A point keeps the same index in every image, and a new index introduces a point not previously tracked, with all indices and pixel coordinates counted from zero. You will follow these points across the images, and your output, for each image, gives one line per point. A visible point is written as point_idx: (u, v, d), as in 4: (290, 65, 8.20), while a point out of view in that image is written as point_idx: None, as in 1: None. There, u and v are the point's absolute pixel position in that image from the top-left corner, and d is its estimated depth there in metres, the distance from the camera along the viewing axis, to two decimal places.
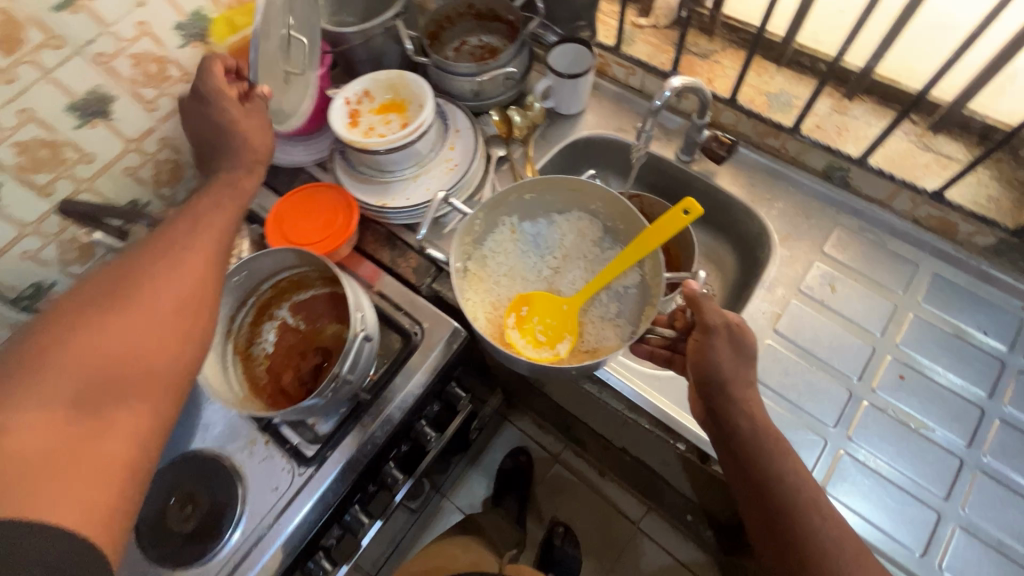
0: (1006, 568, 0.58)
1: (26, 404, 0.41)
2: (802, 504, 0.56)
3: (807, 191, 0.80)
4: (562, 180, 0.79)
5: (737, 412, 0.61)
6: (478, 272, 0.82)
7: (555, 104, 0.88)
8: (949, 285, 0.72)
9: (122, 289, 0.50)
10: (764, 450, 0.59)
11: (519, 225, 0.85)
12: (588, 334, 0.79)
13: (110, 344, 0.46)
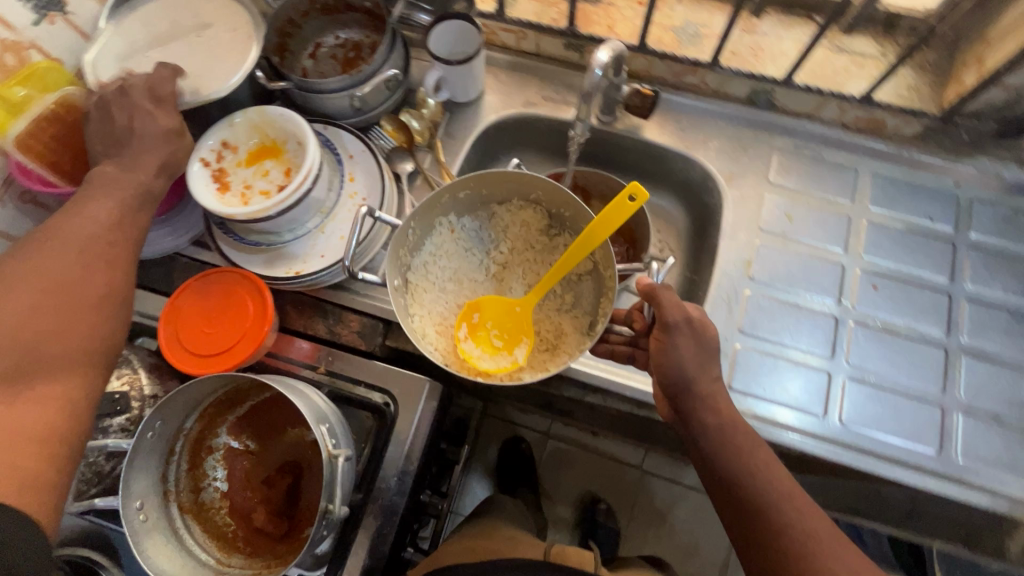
0: (1007, 435, 0.63)
1: None
2: (779, 502, 0.53)
3: (737, 121, 0.76)
4: (500, 172, 0.67)
5: (703, 410, 0.58)
6: (422, 282, 0.70)
7: (450, 93, 0.76)
8: (889, 181, 0.73)
9: (37, 271, 0.49)
10: (740, 451, 0.56)
11: (458, 222, 0.73)
12: (547, 332, 0.70)
13: (21, 331, 0.46)
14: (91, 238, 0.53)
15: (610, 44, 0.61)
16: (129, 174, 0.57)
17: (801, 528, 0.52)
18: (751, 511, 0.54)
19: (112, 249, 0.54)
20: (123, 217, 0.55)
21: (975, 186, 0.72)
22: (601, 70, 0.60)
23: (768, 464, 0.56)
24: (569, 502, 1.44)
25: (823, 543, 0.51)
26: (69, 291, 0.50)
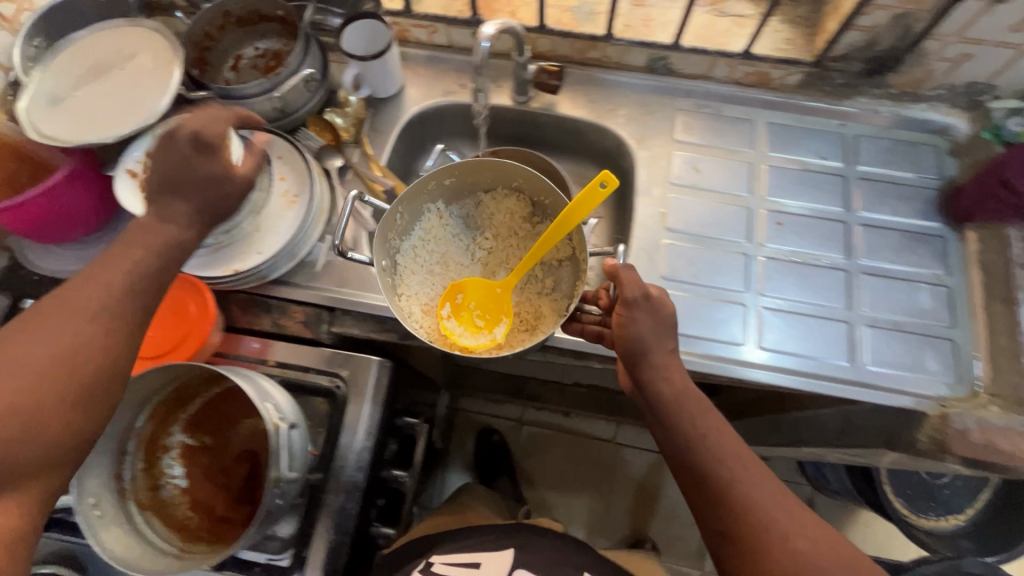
0: (906, 340, 0.69)
1: None
2: (728, 462, 0.56)
3: (641, 89, 0.82)
4: (481, 160, 0.71)
5: (659, 378, 0.61)
6: (411, 264, 0.74)
7: (371, 89, 0.80)
8: (782, 128, 0.80)
9: (25, 354, 0.44)
10: (689, 414, 0.59)
11: (446, 209, 0.77)
12: (526, 313, 0.74)
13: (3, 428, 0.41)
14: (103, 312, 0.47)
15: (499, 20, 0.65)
16: (163, 227, 0.52)
17: (749, 484, 0.55)
18: (703, 471, 0.57)
19: (112, 335, 0.47)
20: (133, 298, 0.49)
21: (856, 124, 0.79)
22: (490, 43, 0.64)
23: (717, 427, 0.59)
24: (549, 483, 1.47)
25: (769, 496, 0.55)
26: (51, 381, 0.44)
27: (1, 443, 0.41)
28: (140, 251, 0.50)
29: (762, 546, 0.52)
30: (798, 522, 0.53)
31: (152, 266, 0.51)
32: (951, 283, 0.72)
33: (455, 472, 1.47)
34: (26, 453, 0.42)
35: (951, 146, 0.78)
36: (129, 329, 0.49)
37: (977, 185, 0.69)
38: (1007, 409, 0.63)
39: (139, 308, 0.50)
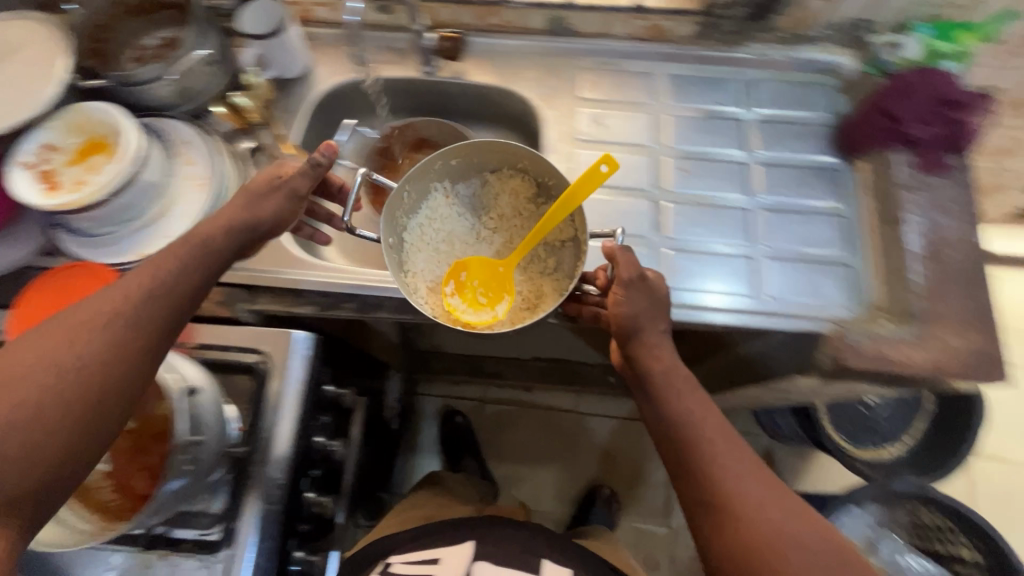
0: (805, 268, 0.72)
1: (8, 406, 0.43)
2: (712, 437, 0.58)
3: (544, 51, 0.83)
4: (487, 142, 0.72)
5: (648, 355, 0.63)
6: (417, 241, 0.76)
7: (276, 73, 0.81)
8: (681, 79, 0.82)
9: (106, 325, 0.48)
10: (680, 391, 0.61)
11: (453, 188, 0.78)
12: (527, 292, 0.75)
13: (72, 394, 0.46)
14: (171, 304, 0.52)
15: None
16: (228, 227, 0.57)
17: (728, 455, 0.57)
18: (684, 443, 0.58)
19: (138, 358, 0.49)
20: (150, 324, 0.50)
21: (752, 70, 0.82)
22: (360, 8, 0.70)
23: (704, 405, 0.60)
24: (517, 459, 1.49)
25: (743, 466, 0.57)
26: (124, 357, 0.49)
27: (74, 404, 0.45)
28: (160, 275, 0.52)
29: (738, 513, 0.54)
30: (775, 496, 0.55)
31: (168, 289, 0.52)
32: (844, 211, 0.74)
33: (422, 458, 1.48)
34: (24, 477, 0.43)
35: (841, 84, 0.81)
36: (144, 354, 0.50)
37: (862, 118, 0.73)
38: (895, 323, 0.66)
39: (154, 335, 0.50)
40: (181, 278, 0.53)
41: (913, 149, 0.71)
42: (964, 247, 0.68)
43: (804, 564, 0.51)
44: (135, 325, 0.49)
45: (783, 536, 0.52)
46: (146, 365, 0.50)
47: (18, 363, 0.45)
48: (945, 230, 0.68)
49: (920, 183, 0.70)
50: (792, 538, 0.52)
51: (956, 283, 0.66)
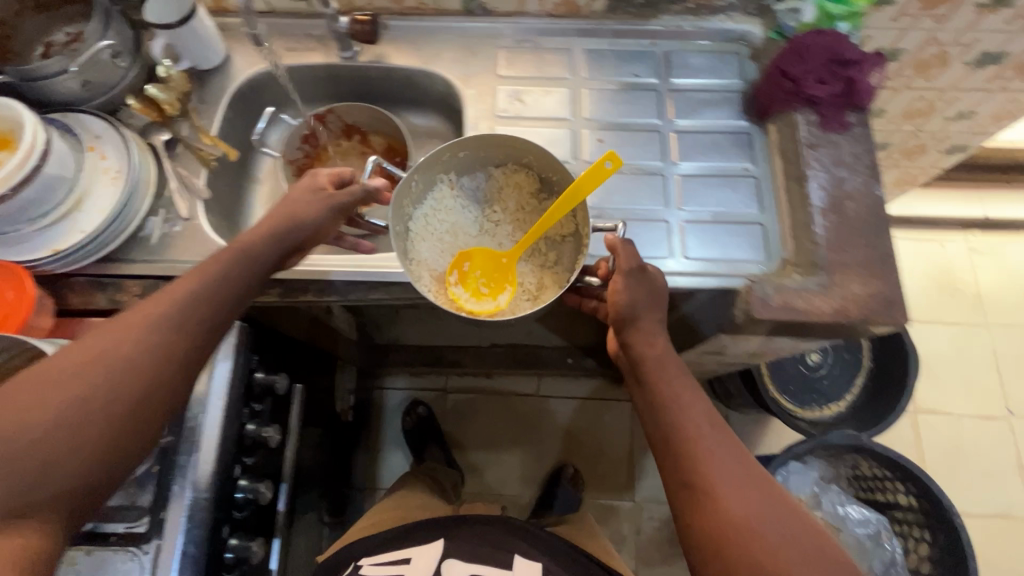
0: (720, 229, 0.75)
1: (74, 385, 0.48)
2: (698, 420, 0.59)
3: (462, 31, 0.84)
4: (494, 135, 0.73)
5: (642, 340, 0.65)
6: (422, 230, 0.77)
7: (191, 63, 0.80)
8: (597, 53, 0.84)
9: (162, 317, 0.53)
10: (674, 379, 0.62)
11: (458, 181, 0.79)
12: (528, 283, 0.76)
13: (129, 377, 0.50)
14: (219, 301, 0.57)
15: None
16: (274, 234, 0.62)
17: (712, 439, 0.58)
18: (669, 424, 0.59)
19: (185, 351, 0.54)
20: (192, 329, 0.55)
21: (666, 41, 0.85)
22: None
23: (696, 394, 0.62)
24: (481, 446, 1.50)
25: (725, 446, 0.57)
26: (177, 349, 0.53)
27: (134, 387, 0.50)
28: (203, 280, 0.57)
29: (718, 493, 0.54)
30: (754, 476, 0.56)
31: (206, 299, 0.56)
32: (757, 172, 0.78)
33: (387, 453, 1.48)
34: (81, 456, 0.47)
35: (751, 52, 0.84)
36: (187, 357, 0.54)
37: (767, 82, 0.76)
38: (804, 274, 0.69)
39: (193, 339, 0.55)
40: (216, 287, 0.57)
41: (814, 108, 0.74)
42: (865, 198, 0.71)
43: (777, 538, 0.52)
44: (179, 328, 0.54)
45: (761, 516, 0.53)
46: (187, 366, 0.54)
47: (77, 357, 0.49)
48: (847, 184, 0.71)
49: (823, 140, 0.73)
50: (769, 518, 0.53)
51: (858, 233, 0.69)
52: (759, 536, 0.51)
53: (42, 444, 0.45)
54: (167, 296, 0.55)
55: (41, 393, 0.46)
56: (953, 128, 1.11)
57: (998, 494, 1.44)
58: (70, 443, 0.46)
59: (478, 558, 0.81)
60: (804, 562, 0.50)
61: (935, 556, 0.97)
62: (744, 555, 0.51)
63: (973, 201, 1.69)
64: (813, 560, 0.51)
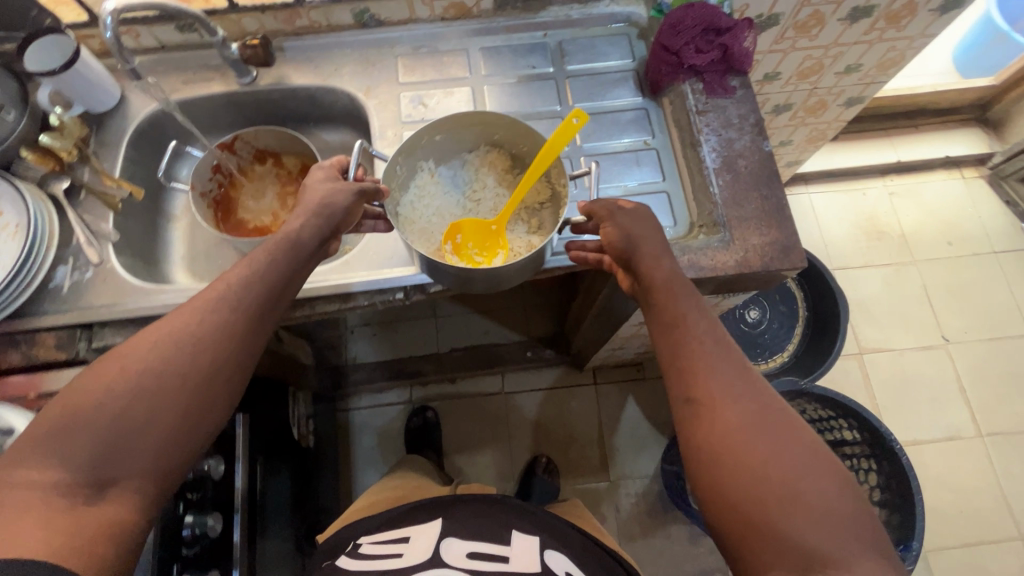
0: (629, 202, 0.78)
1: (151, 363, 0.53)
2: (704, 336, 0.59)
3: (358, 45, 0.86)
4: (466, 114, 0.74)
5: (649, 264, 0.64)
6: (410, 216, 0.77)
7: (85, 106, 0.79)
8: (494, 50, 0.87)
9: (223, 302, 0.58)
10: (683, 300, 0.62)
11: (436, 169, 0.81)
12: (520, 246, 0.76)
13: (197, 359, 0.54)
14: (272, 287, 0.61)
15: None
16: (315, 219, 0.66)
17: (716, 354, 0.58)
18: (678, 345, 0.59)
19: (245, 334, 0.58)
20: (245, 310, 0.58)
21: (558, 31, 0.88)
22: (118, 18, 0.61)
23: (706, 316, 0.61)
24: (453, 450, 1.50)
25: (728, 364, 0.57)
26: (236, 335, 0.57)
27: (204, 368, 0.54)
28: (253, 268, 0.61)
29: (718, 403, 0.54)
30: (755, 392, 0.55)
31: (256, 283, 0.60)
32: (657, 144, 0.81)
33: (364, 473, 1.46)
34: (159, 429, 0.51)
35: (639, 31, 0.88)
36: (244, 337, 0.58)
37: (653, 58, 0.79)
38: (709, 234, 0.72)
39: (246, 321, 0.58)
40: (264, 272, 0.61)
41: (699, 77, 0.78)
42: (755, 155, 0.75)
43: (773, 448, 0.51)
44: (235, 312, 0.58)
45: (762, 424, 0.52)
46: (247, 346, 0.58)
47: (154, 335, 0.54)
48: (737, 143, 0.75)
49: (711, 105, 0.77)
50: (767, 427, 0.52)
51: (753, 187, 0.73)
52: (754, 443, 0.51)
53: (128, 415, 0.50)
54: (227, 284, 0.59)
55: (125, 367, 0.52)
56: (844, 81, 1.18)
57: (946, 417, 1.52)
58: (147, 419, 0.51)
59: (478, 535, 0.80)
60: (801, 464, 0.50)
61: (880, 484, 1.03)
62: (740, 457, 0.51)
63: (886, 148, 1.78)
64: (811, 463, 0.50)
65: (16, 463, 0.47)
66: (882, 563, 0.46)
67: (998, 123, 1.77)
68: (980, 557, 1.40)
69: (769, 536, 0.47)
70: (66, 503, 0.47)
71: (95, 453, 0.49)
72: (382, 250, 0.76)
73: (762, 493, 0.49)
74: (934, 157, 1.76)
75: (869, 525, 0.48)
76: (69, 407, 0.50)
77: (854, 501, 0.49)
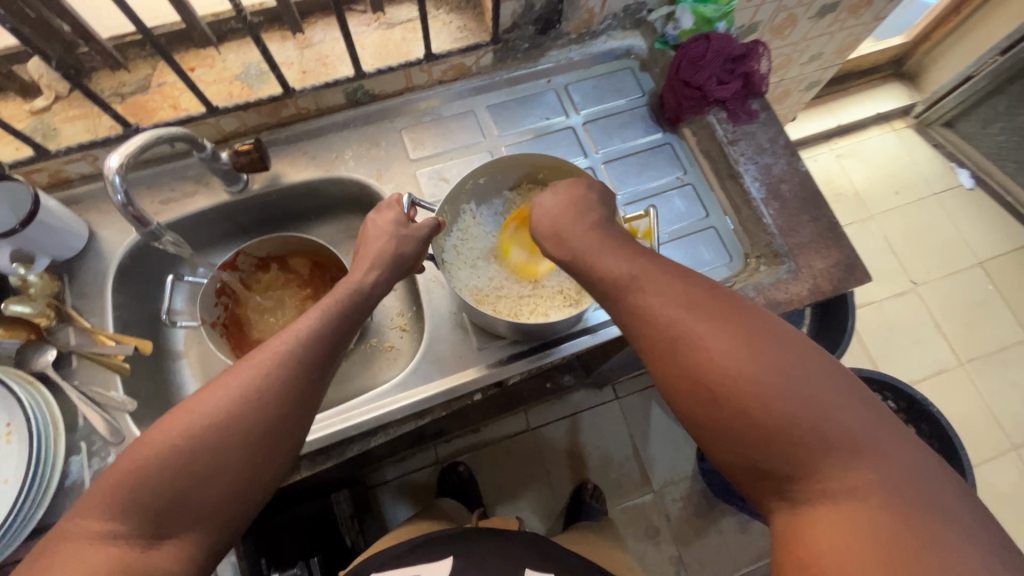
0: (680, 243, 0.76)
1: (211, 409, 0.43)
2: (639, 269, 0.52)
3: (354, 125, 0.78)
4: (511, 156, 0.68)
5: (580, 221, 0.58)
6: (456, 261, 0.70)
7: (50, 256, 0.66)
8: (501, 107, 0.81)
9: (294, 340, 0.48)
10: (617, 254, 0.54)
11: (479, 209, 0.74)
12: (569, 290, 0.69)
13: (270, 407, 0.45)
14: (345, 321, 0.53)
15: (131, 143, 0.54)
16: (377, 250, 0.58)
17: (661, 282, 0.50)
18: (612, 280, 0.52)
19: (314, 373, 0.49)
20: (317, 354, 0.49)
21: (561, 76, 0.84)
22: (126, 173, 0.53)
23: (640, 254, 0.54)
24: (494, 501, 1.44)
25: (676, 293, 0.49)
26: (307, 375, 0.48)
27: (269, 413, 0.45)
28: (328, 304, 0.53)
29: (658, 329, 0.48)
30: (711, 315, 0.46)
31: (332, 334, 0.51)
32: (690, 179, 0.80)
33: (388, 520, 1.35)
34: (218, 483, 0.42)
35: (640, 63, 0.85)
36: (308, 393, 0.48)
37: (672, 92, 0.77)
38: (772, 265, 0.72)
39: (317, 374, 0.49)
40: (342, 321, 0.53)
41: (722, 105, 0.76)
42: (795, 177, 0.75)
43: (747, 376, 0.42)
44: (308, 365, 0.48)
45: (705, 334, 0.45)
46: (315, 402, 0.49)
47: (219, 383, 0.45)
48: (775, 168, 0.75)
49: (739, 133, 0.76)
50: (741, 349, 0.43)
51: (803, 210, 0.73)
52: (729, 374, 0.43)
53: (185, 466, 0.41)
54: (306, 322, 0.50)
55: (186, 415, 0.43)
56: (807, 69, 1.23)
57: (930, 353, 1.64)
58: (217, 475, 0.42)
59: None
60: (744, 374, 0.42)
61: (924, 444, 1.09)
62: (687, 383, 0.45)
63: (826, 114, 1.90)
64: (760, 364, 0.42)
65: (79, 509, 0.40)
66: (856, 458, 0.39)
67: (914, 75, 1.92)
68: (988, 475, 1.52)
69: (731, 462, 0.44)
70: (124, 565, 0.38)
71: (153, 515, 0.40)
72: (444, 350, 0.68)
73: (713, 417, 0.44)
74: (868, 116, 1.89)
75: (851, 424, 0.40)
76: (139, 456, 0.41)
77: (824, 397, 0.41)
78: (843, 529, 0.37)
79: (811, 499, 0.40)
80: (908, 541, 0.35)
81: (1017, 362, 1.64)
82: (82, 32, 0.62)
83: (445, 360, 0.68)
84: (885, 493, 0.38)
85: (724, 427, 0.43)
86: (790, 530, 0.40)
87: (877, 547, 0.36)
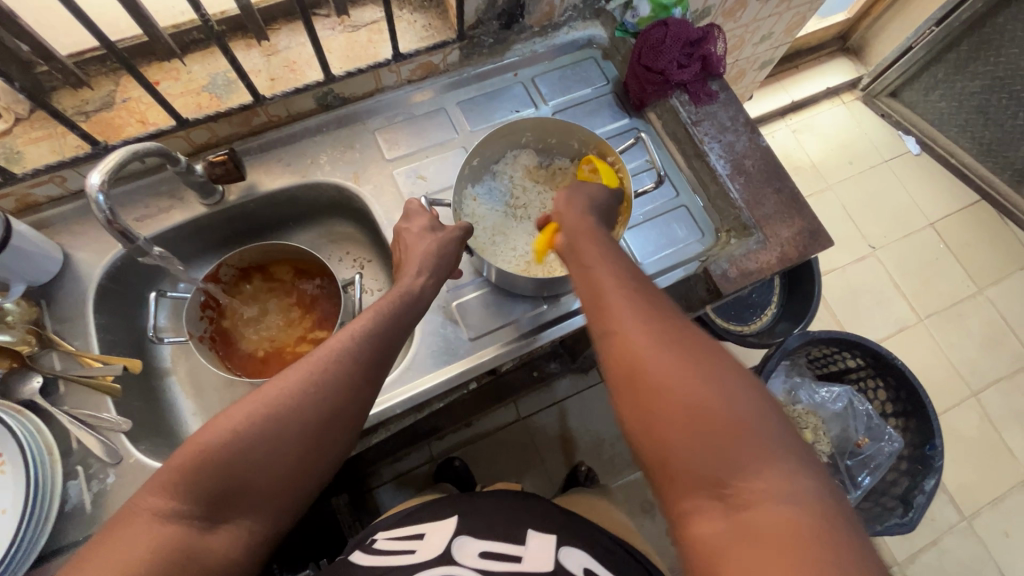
0: (654, 223, 0.79)
1: (269, 402, 0.47)
2: (620, 272, 0.54)
3: (327, 129, 0.78)
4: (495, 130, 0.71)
5: (581, 225, 0.59)
6: (481, 244, 0.72)
7: (27, 282, 0.65)
8: (471, 102, 0.83)
9: (353, 341, 0.52)
10: (600, 242, 0.57)
11: (474, 190, 0.76)
12: None
13: (322, 403, 0.48)
14: (396, 320, 0.55)
15: (112, 158, 0.55)
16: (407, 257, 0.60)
17: (629, 289, 0.52)
18: (590, 280, 0.54)
19: (366, 375, 0.52)
20: (371, 355, 0.52)
21: (527, 68, 0.85)
22: (108, 190, 0.54)
23: (614, 247, 0.57)
24: None
25: (638, 300, 0.51)
26: (361, 376, 0.51)
27: (320, 411, 0.48)
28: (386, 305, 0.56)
29: (624, 330, 0.49)
30: (667, 326, 0.48)
31: (384, 334, 0.54)
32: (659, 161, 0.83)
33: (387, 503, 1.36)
34: (271, 471, 0.45)
35: (603, 52, 0.88)
36: (357, 403, 0.51)
37: (636, 78, 0.80)
38: (741, 237, 0.76)
39: (371, 375, 0.52)
40: (395, 319, 0.55)
41: (684, 88, 0.80)
42: (757, 152, 0.78)
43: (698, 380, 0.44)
44: (362, 364, 0.51)
45: (666, 340, 0.47)
46: (365, 404, 0.52)
47: (277, 379, 0.48)
48: (738, 146, 0.78)
49: (702, 114, 0.80)
50: (692, 358, 0.45)
51: (766, 183, 0.77)
52: (679, 376, 0.44)
53: (242, 452, 0.44)
54: (365, 322, 0.54)
55: (247, 407, 0.46)
56: (759, 49, 1.27)
57: (892, 312, 1.73)
58: (276, 462, 0.46)
59: (496, 531, 0.57)
60: (693, 381, 0.44)
61: (892, 396, 1.16)
62: (640, 382, 0.46)
63: (780, 91, 1.96)
64: (715, 372, 0.44)
65: (147, 485, 0.43)
66: (787, 468, 0.40)
67: (859, 49, 2.01)
68: (953, 421, 1.61)
69: (677, 463, 0.43)
70: (184, 543, 0.41)
71: (211, 497, 0.43)
72: (438, 345, 0.69)
73: (664, 416, 0.44)
74: (819, 90, 1.97)
75: (788, 439, 0.42)
76: (200, 442, 0.44)
77: (767, 410, 0.43)
78: (777, 531, 0.37)
79: (750, 503, 0.39)
80: (828, 546, 0.36)
81: (970, 314, 1.74)
82: (42, 51, 0.61)
83: (434, 355, 0.69)
84: (813, 503, 0.39)
85: (669, 427, 0.43)
86: (726, 537, 0.39)
87: (802, 549, 0.36)
